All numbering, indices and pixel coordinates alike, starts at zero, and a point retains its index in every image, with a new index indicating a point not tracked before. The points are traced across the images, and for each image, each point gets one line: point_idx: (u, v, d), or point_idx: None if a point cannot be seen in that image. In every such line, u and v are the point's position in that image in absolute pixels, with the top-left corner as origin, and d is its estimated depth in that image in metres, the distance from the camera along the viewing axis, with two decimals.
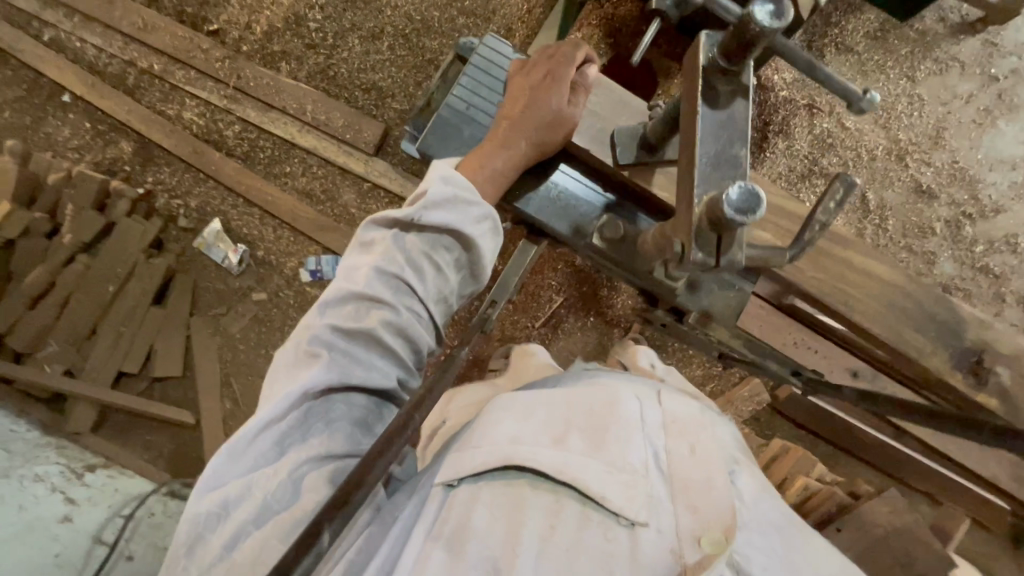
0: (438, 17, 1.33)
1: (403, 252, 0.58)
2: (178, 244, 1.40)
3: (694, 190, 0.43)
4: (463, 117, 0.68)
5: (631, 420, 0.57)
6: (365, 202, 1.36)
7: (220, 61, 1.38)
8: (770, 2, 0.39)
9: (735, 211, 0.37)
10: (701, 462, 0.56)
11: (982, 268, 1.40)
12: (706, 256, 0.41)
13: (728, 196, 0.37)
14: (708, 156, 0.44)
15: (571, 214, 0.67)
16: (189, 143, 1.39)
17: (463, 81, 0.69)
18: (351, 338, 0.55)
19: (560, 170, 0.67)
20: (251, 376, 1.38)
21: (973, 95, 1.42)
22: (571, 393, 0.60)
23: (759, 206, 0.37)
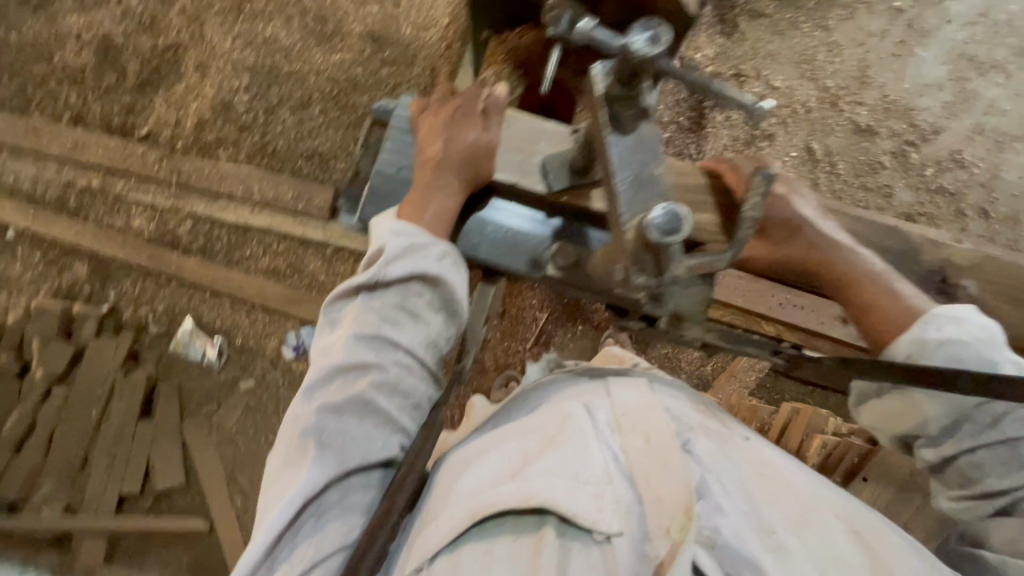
0: (362, 72, 1.34)
1: (375, 314, 0.56)
2: (154, 351, 1.37)
3: (623, 216, 0.44)
4: (396, 180, 0.65)
5: (580, 427, 0.53)
6: (331, 266, 1.36)
7: (157, 162, 1.37)
8: (645, 31, 0.42)
9: (660, 233, 0.39)
10: (659, 448, 0.51)
11: (937, 189, 1.44)
12: (648, 278, 0.42)
13: (653, 220, 0.39)
14: (628, 178, 0.44)
15: (524, 248, 0.65)
16: (144, 249, 1.38)
17: (386, 144, 0.65)
18: (341, 415, 0.54)
19: (495, 207, 0.65)
20: (256, 465, 1.35)
21: (887, 30, 1.48)
22: (524, 422, 0.57)
23: (685, 224, 0.39)
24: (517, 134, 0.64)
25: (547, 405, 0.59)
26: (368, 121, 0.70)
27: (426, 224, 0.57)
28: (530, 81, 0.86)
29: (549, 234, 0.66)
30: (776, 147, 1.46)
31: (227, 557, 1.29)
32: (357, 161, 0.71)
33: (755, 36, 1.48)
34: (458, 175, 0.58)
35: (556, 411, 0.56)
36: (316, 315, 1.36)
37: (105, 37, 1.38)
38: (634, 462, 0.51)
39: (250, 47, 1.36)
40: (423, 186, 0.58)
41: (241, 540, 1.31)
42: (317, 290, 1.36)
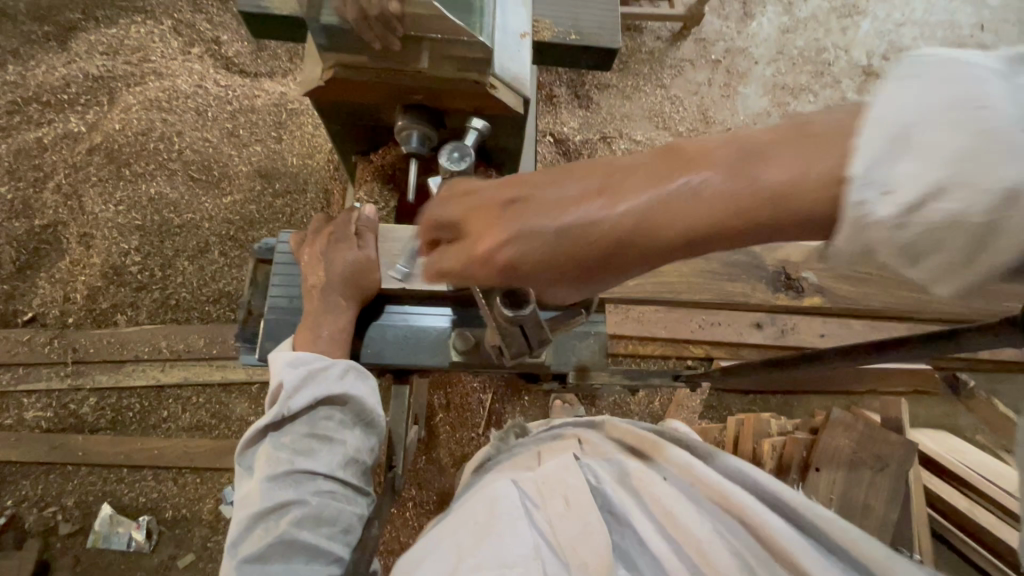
0: (257, 208, 1.37)
1: (286, 448, 0.56)
2: (68, 555, 1.21)
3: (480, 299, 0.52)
4: (291, 312, 0.66)
5: (506, 508, 0.52)
6: (260, 404, 1.30)
7: (47, 344, 1.29)
8: None
9: (509, 310, 0.45)
10: (577, 508, 0.53)
11: None
12: (518, 347, 0.49)
13: (501, 300, 0.45)
14: None
15: (421, 344, 0.63)
16: (44, 441, 1.25)
17: (274, 277, 0.68)
18: (267, 562, 0.52)
19: (389, 311, 0.65)
20: None
21: (711, 79, 1.74)
22: (457, 520, 0.55)
23: (529, 296, 0.45)
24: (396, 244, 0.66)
25: (478, 496, 0.58)
26: (251, 260, 0.70)
27: (321, 348, 0.59)
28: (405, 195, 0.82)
29: (449, 323, 0.65)
30: None
31: None
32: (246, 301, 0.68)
33: (609, 104, 1.69)
34: (342, 294, 0.61)
35: (485, 499, 0.55)
36: None
37: None
38: (559, 530, 0.51)
39: (136, 208, 1.35)
40: (311, 314, 0.60)
41: None
42: None
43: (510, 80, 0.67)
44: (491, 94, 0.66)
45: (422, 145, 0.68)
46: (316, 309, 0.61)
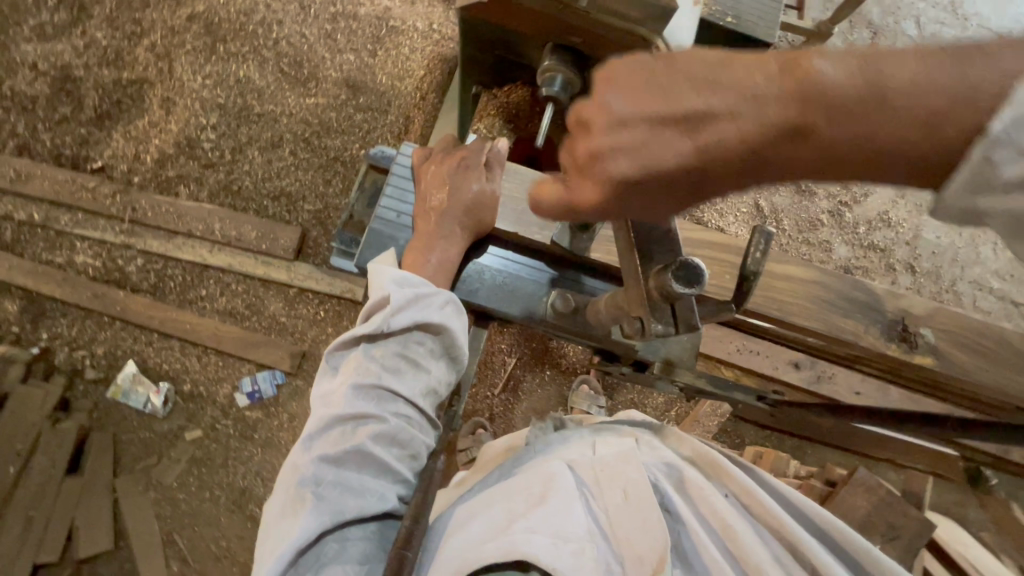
0: (335, 117, 1.35)
1: (375, 364, 0.60)
2: (87, 400, 1.26)
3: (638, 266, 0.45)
4: (395, 225, 0.72)
5: (566, 488, 0.56)
6: (293, 308, 1.31)
7: (110, 197, 1.31)
8: None
9: (681, 283, 0.40)
10: (635, 503, 0.56)
11: (869, 245, 1.60)
12: (666, 326, 0.43)
13: (674, 270, 0.41)
14: (641, 233, 0.45)
15: (519, 295, 0.67)
16: (87, 288, 1.28)
17: (387, 191, 0.73)
18: (341, 463, 0.56)
19: (490, 252, 0.70)
20: (197, 526, 1.23)
21: None
22: (513, 483, 0.59)
23: (702, 276, 0.41)
24: (517, 186, 0.72)
25: (534, 466, 0.60)
26: (365, 167, 0.77)
27: (430, 273, 0.63)
28: (521, 133, 0.91)
29: (546, 282, 0.69)
30: (729, 204, 1.62)
31: None
32: (352, 206, 0.76)
33: None
34: (460, 224, 0.66)
35: (542, 471, 0.59)
36: (274, 359, 1.29)
37: (63, 68, 1.33)
38: (615, 519, 0.55)
39: (222, 85, 1.35)
40: (428, 235, 0.65)
41: None
42: (277, 332, 1.31)
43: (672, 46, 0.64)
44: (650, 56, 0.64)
45: (562, 90, 0.67)
46: (432, 232, 0.65)
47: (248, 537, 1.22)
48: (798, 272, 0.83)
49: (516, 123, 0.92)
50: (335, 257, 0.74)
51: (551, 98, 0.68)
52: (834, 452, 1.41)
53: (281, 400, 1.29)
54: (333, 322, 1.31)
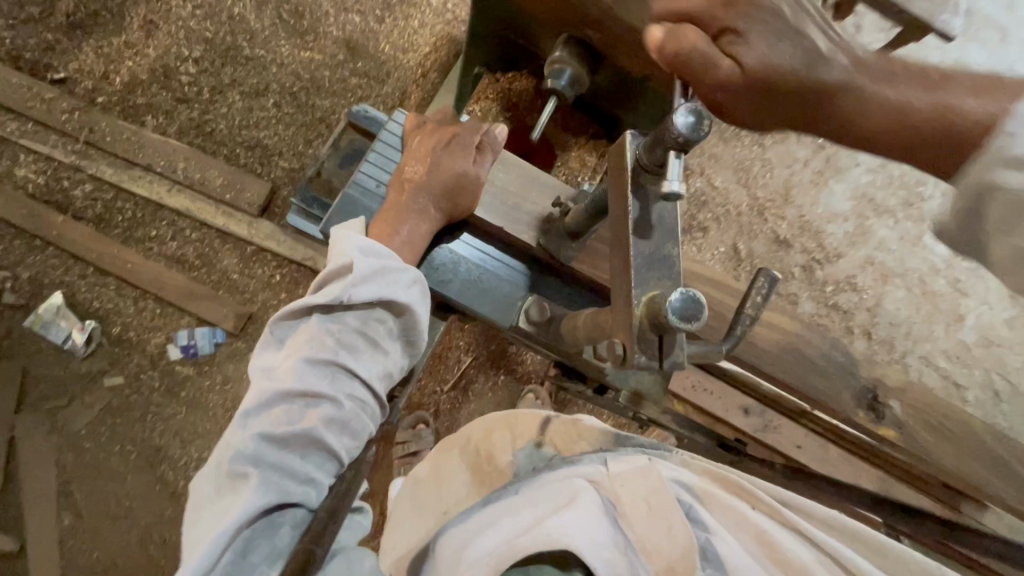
0: (329, 77, 1.29)
1: (330, 338, 0.57)
2: (1, 325, 1.15)
3: (632, 290, 0.42)
4: (372, 194, 0.68)
5: (587, 504, 0.51)
6: (248, 266, 1.24)
7: (67, 113, 1.21)
8: (692, 113, 0.39)
9: (678, 318, 0.37)
10: (660, 515, 0.50)
11: (833, 305, 1.66)
12: (650, 359, 0.41)
13: (671, 303, 0.37)
14: (643, 256, 0.43)
15: (494, 294, 0.65)
16: (23, 205, 1.18)
17: (371, 158, 0.70)
18: (286, 442, 0.53)
19: (470, 243, 0.67)
20: (101, 480, 1.14)
21: (808, 159, 1.72)
22: (536, 497, 0.55)
23: (701, 312, 0.37)
24: (513, 178, 0.67)
25: (557, 481, 0.56)
26: (346, 125, 0.75)
27: (396, 246, 0.61)
28: (518, 123, 0.88)
29: (525, 286, 0.66)
30: (708, 241, 1.64)
31: None
32: (323, 164, 0.74)
33: None
34: (434, 202, 0.63)
35: (564, 487, 0.55)
36: (217, 316, 1.21)
37: None
38: (641, 532, 0.50)
39: (212, 19, 1.26)
40: (400, 208, 0.63)
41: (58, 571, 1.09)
42: (225, 289, 1.23)
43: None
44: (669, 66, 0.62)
45: (568, 86, 0.66)
46: (402, 204, 0.63)
47: (153, 500, 1.14)
48: (771, 318, 0.82)
49: (513, 114, 0.89)
50: (293, 213, 0.71)
51: (556, 91, 0.66)
52: None
53: (217, 360, 1.21)
54: (288, 288, 1.25)
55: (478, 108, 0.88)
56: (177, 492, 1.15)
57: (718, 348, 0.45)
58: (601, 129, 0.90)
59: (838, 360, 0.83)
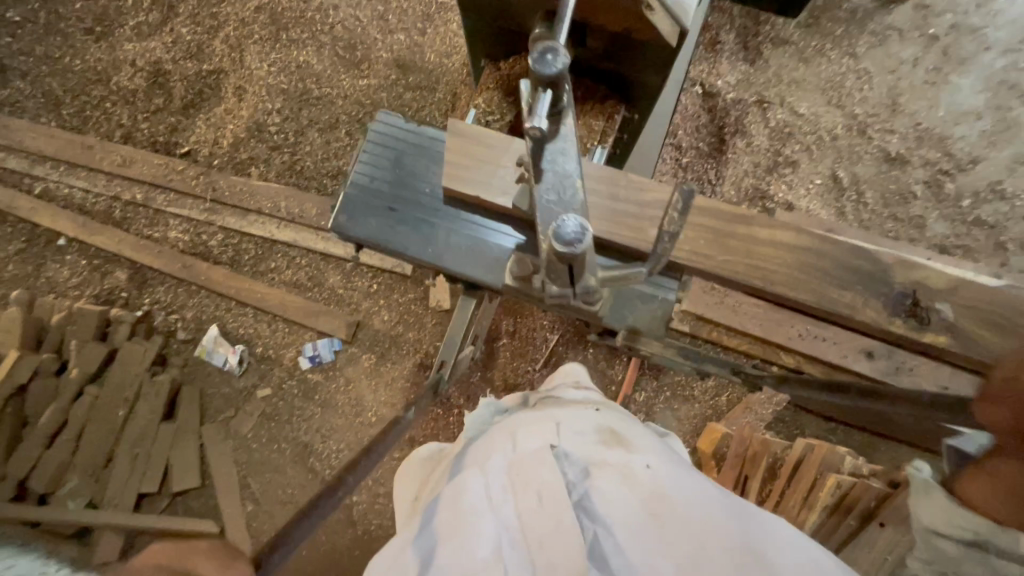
0: (387, 97, 1.40)
1: None
2: (179, 357, 1.42)
3: (541, 223, 0.57)
4: (370, 189, 0.73)
5: (472, 504, 0.58)
6: (350, 280, 1.43)
7: (195, 178, 1.46)
8: (547, 52, 0.51)
9: (564, 246, 0.50)
10: (549, 505, 0.56)
11: (974, 221, 1.43)
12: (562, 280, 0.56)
13: (558, 234, 0.51)
14: (550, 196, 0.56)
15: (486, 258, 0.70)
16: (178, 259, 1.45)
17: (364, 157, 0.73)
18: None
19: (457, 216, 0.71)
20: (269, 473, 1.38)
21: (918, 58, 1.50)
22: (435, 504, 0.61)
23: (582, 239, 0.51)
24: (487, 151, 0.70)
25: (456, 480, 0.61)
26: None
27: None
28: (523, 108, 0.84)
29: (513, 245, 0.71)
30: (801, 174, 1.48)
31: None
32: None
33: (779, 63, 1.51)
34: None
35: (456, 489, 0.60)
36: (333, 327, 1.41)
37: (156, 63, 1.49)
38: (526, 523, 0.56)
39: (285, 71, 1.44)
40: None
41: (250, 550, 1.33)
42: (336, 303, 1.43)
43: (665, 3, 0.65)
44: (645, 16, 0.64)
45: None
46: None
47: (309, 486, 1.36)
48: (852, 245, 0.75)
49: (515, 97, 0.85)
50: None
51: None
52: (902, 448, 1.30)
53: (338, 365, 1.41)
54: (385, 294, 1.42)
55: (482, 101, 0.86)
56: (326, 479, 1.37)
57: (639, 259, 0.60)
58: (611, 91, 0.84)
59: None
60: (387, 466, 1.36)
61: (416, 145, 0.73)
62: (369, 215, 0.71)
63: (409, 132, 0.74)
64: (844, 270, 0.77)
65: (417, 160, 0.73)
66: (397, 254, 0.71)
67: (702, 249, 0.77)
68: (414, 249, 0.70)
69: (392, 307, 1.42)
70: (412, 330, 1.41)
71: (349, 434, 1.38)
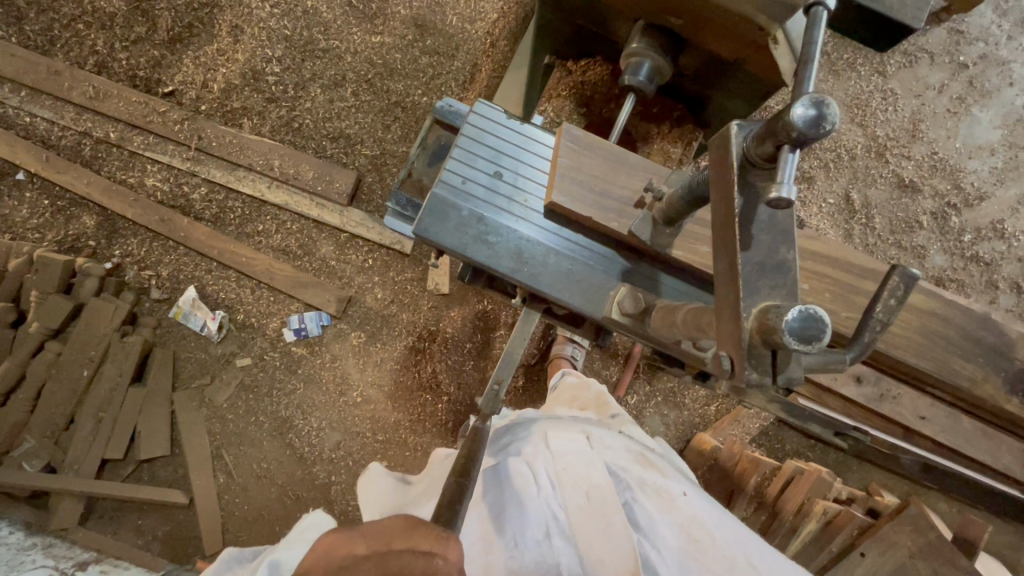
0: (400, 59, 1.29)
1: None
2: (152, 317, 1.32)
3: (741, 302, 0.41)
4: (458, 191, 0.67)
5: (524, 486, 0.63)
6: (344, 252, 1.34)
7: (179, 123, 1.32)
8: (811, 107, 0.36)
9: (796, 339, 0.35)
10: (597, 505, 0.63)
11: (972, 257, 1.45)
12: (762, 375, 0.39)
13: (789, 323, 0.35)
14: (753, 263, 0.42)
15: (586, 284, 0.66)
16: (155, 211, 1.32)
17: (456, 155, 0.69)
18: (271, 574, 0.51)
19: (557, 233, 0.67)
20: (243, 446, 1.32)
21: (945, 85, 1.48)
22: (483, 493, 0.65)
23: (824, 332, 0.35)
24: (598, 163, 0.66)
25: (505, 469, 0.67)
26: (432, 123, 0.76)
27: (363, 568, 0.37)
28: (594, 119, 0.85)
29: (617, 274, 0.67)
30: (815, 191, 1.47)
31: (204, 536, 1.26)
32: (411, 164, 0.77)
33: None
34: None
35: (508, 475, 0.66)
36: (322, 301, 1.34)
37: None
38: (576, 517, 0.61)
39: (289, 16, 1.30)
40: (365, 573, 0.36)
41: (219, 522, 1.28)
42: (326, 275, 1.35)
43: (793, 41, 0.61)
44: (767, 48, 0.61)
45: (647, 79, 0.66)
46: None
47: (286, 462, 1.32)
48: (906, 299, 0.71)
49: (588, 109, 0.85)
50: (390, 218, 0.76)
51: (634, 86, 0.67)
52: (879, 471, 1.35)
53: (325, 341, 1.35)
54: (380, 271, 1.35)
55: (550, 106, 0.86)
56: (304, 456, 1.32)
57: (841, 356, 0.40)
58: (687, 112, 0.83)
59: (994, 339, 0.72)
60: (369, 448, 1.32)
61: (515, 146, 0.70)
62: (455, 220, 0.65)
63: (507, 129, 0.71)
64: (943, 337, 0.72)
65: (515, 162, 0.69)
66: (487, 268, 0.66)
67: (824, 302, 0.70)
68: (507, 265, 0.65)
69: (387, 285, 1.35)
70: (406, 312, 1.35)
71: (332, 413, 1.33)
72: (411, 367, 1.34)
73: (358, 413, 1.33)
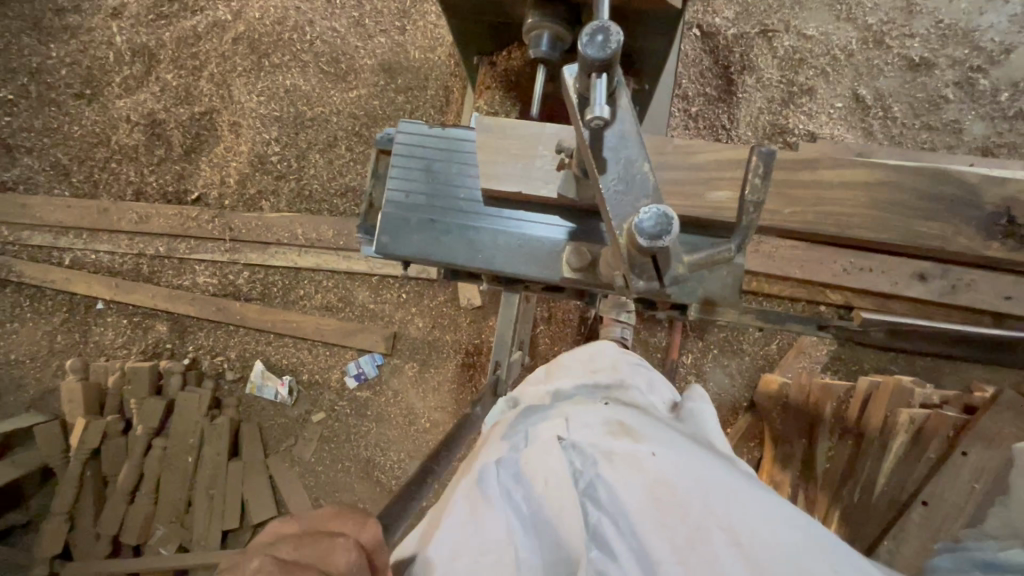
0: (379, 105, 1.38)
1: None
2: (232, 397, 1.46)
3: (612, 220, 0.48)
4: (405, 205, 0.69)
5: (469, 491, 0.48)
6: (378, 293, 1.43)
7: (211, 222, 1.47)
8: (597, 34, 0.43)
9: (649, 237, 0.43)
10: (546, 499, 0.46)
11: (1015, 116, 1.33)
12: (649, 280, 0.49)
13: (642, 226, 0.43)
14: (618, 183, 0.48)
15: (539, 254, 0.68)
16: (212, 303, 1.47)
17: (393, 172, 0.71)
18: None
19: (503, 213, 0.69)
20: (338, 491, 1.42)
21: None
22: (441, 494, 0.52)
23: (671, 225, 0.43)
24: (516, 142, 0.69)
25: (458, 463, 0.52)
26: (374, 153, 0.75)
27: None
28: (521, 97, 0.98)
29: (564, 235, 0.68)
30: (822, 100, 1.39)
31: None
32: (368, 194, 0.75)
33: None
34: None
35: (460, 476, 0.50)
36: (371, 343, 1.42)
37: (150, 115, 1.49)
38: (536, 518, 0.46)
39: (275, 99, 1.43)
40: None
41: None
42: (369, 318, 1.44)
43: None
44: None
45: (550, 48, 0.71)
46: None
47: (380, 498, 1.40)
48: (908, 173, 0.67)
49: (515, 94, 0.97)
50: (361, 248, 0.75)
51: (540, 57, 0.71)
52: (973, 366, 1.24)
53: (383, 378, 1.43)
54: (415, 302, 1.42)
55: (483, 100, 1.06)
56: (393, 489, 1.40)
57: (726, 245, 0.50)
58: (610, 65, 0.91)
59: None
60: None
61: (444, 149, 0.71)
62: (410, 232, 0.68)
63: (433, 136, 0.72)
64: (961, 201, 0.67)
65: (449, 163, 0.71)
66: (447, 265, 0.68)
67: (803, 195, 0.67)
68: (462, 258, 0.68)
69: (424, 312, 1.42)
70: (448, 333, 1.41)
71: (407, 443, 1.41)
72: (468, 383, 1.39)
73: (429, 438, 1.40)
